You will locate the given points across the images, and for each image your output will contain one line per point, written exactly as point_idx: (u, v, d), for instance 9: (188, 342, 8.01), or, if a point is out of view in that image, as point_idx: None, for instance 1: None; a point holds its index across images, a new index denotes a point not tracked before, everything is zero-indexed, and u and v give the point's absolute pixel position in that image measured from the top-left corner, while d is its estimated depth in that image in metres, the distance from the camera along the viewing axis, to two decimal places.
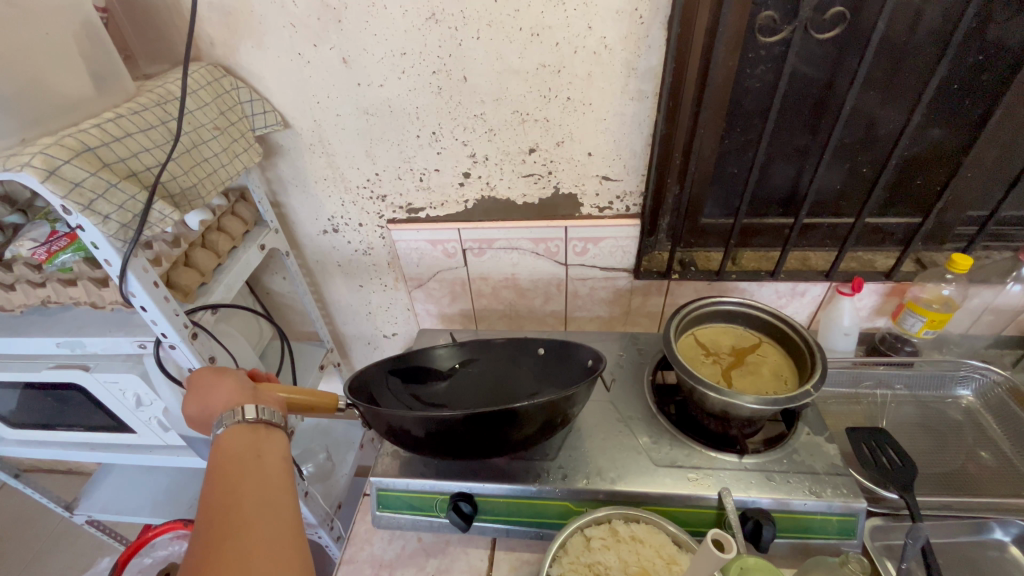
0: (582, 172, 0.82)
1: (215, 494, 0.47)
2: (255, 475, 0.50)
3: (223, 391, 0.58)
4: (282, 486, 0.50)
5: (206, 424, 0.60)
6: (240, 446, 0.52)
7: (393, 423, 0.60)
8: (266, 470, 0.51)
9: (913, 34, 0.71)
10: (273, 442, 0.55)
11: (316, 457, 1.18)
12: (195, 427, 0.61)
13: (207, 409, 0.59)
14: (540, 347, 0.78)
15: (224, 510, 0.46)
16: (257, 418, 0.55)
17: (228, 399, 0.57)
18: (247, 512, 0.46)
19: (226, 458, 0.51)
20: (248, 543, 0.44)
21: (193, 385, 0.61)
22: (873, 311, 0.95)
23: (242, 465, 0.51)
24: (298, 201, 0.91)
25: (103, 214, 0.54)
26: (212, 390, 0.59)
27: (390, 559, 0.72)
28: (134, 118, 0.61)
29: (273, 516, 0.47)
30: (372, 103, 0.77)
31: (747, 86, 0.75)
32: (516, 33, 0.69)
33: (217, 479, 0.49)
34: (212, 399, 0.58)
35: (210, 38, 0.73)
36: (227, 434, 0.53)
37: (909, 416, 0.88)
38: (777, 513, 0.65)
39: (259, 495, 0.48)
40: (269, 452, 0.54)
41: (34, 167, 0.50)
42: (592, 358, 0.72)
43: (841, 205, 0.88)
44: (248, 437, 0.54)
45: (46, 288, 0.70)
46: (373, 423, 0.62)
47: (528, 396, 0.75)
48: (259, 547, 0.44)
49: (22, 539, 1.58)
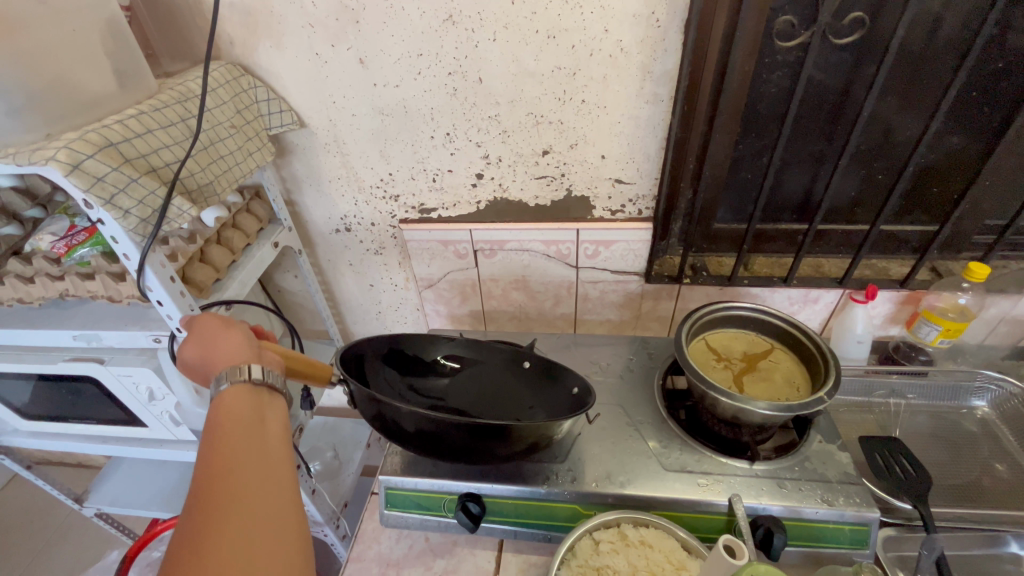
0: (595, 174, 0.82)
1: (210, 463, 0.43)
2: (255, 445, 0.45)
3: (229, 345, 0.55)
4: (283, 467, 0.45)
5: (203, 374, 0.56)
6: (243, 409, 0.48)
7: (386, 412, 0.61)
8: (267, 440, 0.47)
9: (932, 41, 0.70)
10: (275, 408, 0.51)
11: (324, 455, 1.21)
12: (192, 372, 0.58)
13: (208, 359, 0.55)
14: (525, 361, 0.77)
15: (219, 483, 0.41)
16: (262, 379, 0.51)
17: (232, 353, 0.54)
18: (246, 489, 0.42)
19: (226, 421, 0.47)
20: (246, 524, 0.40)
21: (197, 332, 0.58)
22: (887, 320, 0.94)
23: (241, 432, 0.46)
24: (312, 199, 0.91)
25: (123, 209, 0.55)
26: (217, 341, 0.56)
27: (397, 559, 0.71)
28: (155, 114, 0.62)
29: (274, 497, 0.42)
30: (388, 103, 0.78)
31: (763, 91, 0.75)
32: (533, 36, 0.70)
33: (213, 446, 0.44)
34: (215, 351, 0.55)
35: (230, 38, 0.74)
36: (229, 393, 0.49)
37: (923, 426, 0.87)
38: (788, 521, 0.64)
39: (259, 478, 0.43)
40: (273, 420, 0.50)
41: (59, 161, 0.51)
42: (578, 386, 0.71)
43: (856, 211, 0.87)
44: (251, 399, 0.49)
45: (64, 282, 0.71)
46: (361, 404, 0.63)
47: (517, 401, 0.75)
48: (257, 531, 0.40)
49: (30, 530, 1.60)
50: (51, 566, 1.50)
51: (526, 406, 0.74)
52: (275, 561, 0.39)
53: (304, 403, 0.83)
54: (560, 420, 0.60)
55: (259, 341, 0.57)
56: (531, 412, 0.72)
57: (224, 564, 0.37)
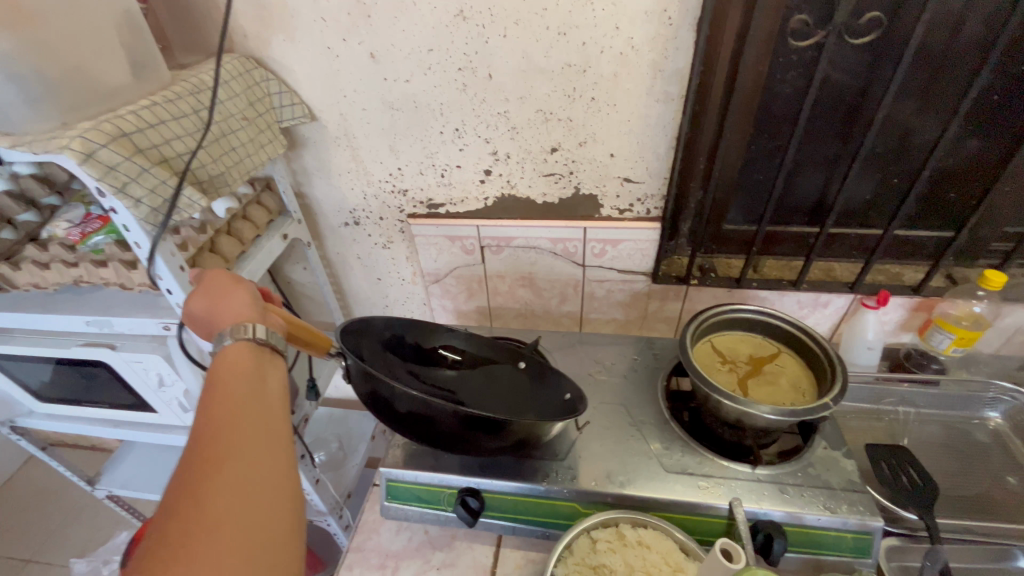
0: (603, 173, 0.82)
1: (208, 416, 0.44)
2: (252, 400, 0.46)
3: (236, 301, 0.56)
4: (284, 444, 0.45)
5: (207, 327, 0.57)
6: (244, 365, 0.49)
7: (380, 389, 0.62)
8: (264, 396, 0.48)
9: (953, 42, 0.68)
10: (275, 367, 0.52)
11: (329, 446, 1.22)
12: (196, 325, 0.58)
13: (213, 314, 0.56)
14: (522, 361, 0.79)
15: (219, 449, 0.41)
16: (265, 340, 0.52)
17: (237, 309, 0.55)
18: (242, 443, 0.42)
19: (227, 375, 0.48)
20: (241, 475, 0.40)
21: (205, 285, 0.59)
22: (899, 327, 0.92)
23: (241, 387, 0.47)
24: (322, 192, 0.92)
25: (135, 198, 0.56)
26: (224, 297, 0.57)
27: (396, 551, 0.72)
28: (169, 105, 0.63)
29: (270, 451, 0.43)
30: (398, 98, 0.78)
31: (777, 91, 0.74)
32: (543, 32, 0.69)
33: (212, 400, 0.45)
34: (222, 306, 0.56)
35: (244, 31, 0.75)
36: (232, 348, 0.50)
37: (933, 435, 0.85)
38: (789, 527, 0.64)
39: (259, 451, 0.43)
40: (273, 377, 0.51)
41: (73, 150, 0.52)
42: (570, 393, 0.72)
43: (870, 216, 0.85)
44: (253, 356, 0.51)
45: (79, 268, 0.72)
46: (355, 379, 0.65)
47: (513, 394, 0.74)
48: (252, 482, 0.40)
49: (45, 510, 1.64)
50: (64, 546, 1.54)
51: (527, 398, 0.73)
52: (269, 512, 0.40)
53: (310, 393, 0.84)
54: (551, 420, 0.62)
55: (264, 302, 0.58)
56: (529, 403, 0.72)
57: (218, 514, 0.38)
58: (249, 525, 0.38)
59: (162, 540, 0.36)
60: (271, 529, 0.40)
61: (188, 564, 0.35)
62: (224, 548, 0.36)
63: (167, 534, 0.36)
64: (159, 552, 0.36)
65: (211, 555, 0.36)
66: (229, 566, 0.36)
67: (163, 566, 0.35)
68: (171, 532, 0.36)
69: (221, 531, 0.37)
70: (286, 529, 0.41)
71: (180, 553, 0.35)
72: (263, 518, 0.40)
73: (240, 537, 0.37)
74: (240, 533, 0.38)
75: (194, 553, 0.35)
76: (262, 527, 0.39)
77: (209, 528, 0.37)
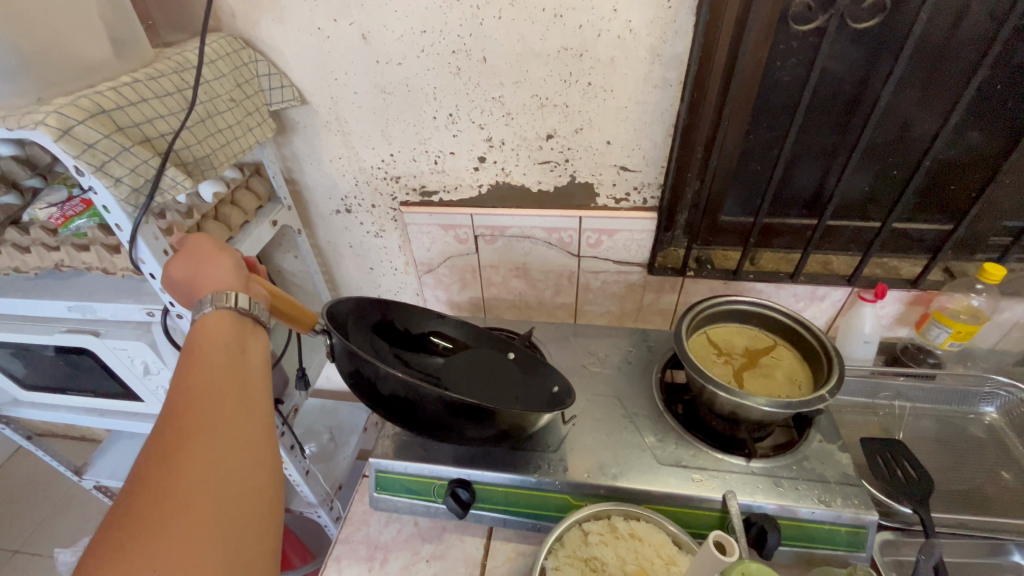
0: (599, 161, 0.81)
1: (184, 386, 0.42)
2: (231, 372, 0.45)
3: (218, 270, 0.54)
4: (261, 420, 0.44)
5: (187, 294, 0.56)
6: (224, 336, 0.48)
7: (363, 369, 0.61)
8: (244, 371, 0.46)
9: (955, 31, 0.67)
10: (257, 339, 0.51)
11: (320, 437, 1.21)
12: (176, 292, 0.57)
13: (195, 281, 0.55)
14: (511, 352, 0.78)
15: (195, 421, 0.40)
16: (247, 310, 0.51)
17: (219, 278, 0.53)
18: (218, 416, 0.41)
19: (205, 344, 0.47)
20: (217, 447, 0.39)
21: (187, 251, 0.58)
22: (895, 320, 0.92)
23: (219, 359, 0.46)
24: (312, 178, 0.90)
25: (115, 176, 0.54)
26: (207, 264, 0.55)
27: (385, 542, 0.71)
28: (151, 83, 0.61)
29: (248, 425, 0.42)
30: (390, 82, 0.76)
31: (776, 79, 0.72)
32: (539, 14, 0.68)
33: (189, 371, 0.44)
34: (204, 273, 0.54)
35: (231, 10, 0.73)
36: (212, 317, 0.49)
37: (928, 430, 0.85)
38: (783, 520, 0.63)
39: (236, 426, 0.41)
40: (253, 350, 0.50)
41: (48, 126, 0.50)
42: (559, 386, 0.71)
43: (869, 208, 0.84)
44: (232, 328, 0.49)
45: (60, 252, 0.70)
46: (339, 358, 0.63)
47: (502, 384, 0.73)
48: (229, 454, 0.39)
49: (32, 501, 1.63)
50: (51, 537, 1.53)
51: (517, 387, 0.73)
52: (247, 488, 0.39)
53: (299, 382, 0.83)
54: (539, 412, 0.62)
55: (248, 272, 0.57)
56: (512, 395, 0.70)
57: (192, 484, 0.37)
58: (225, 498, 0.37)
59: (131, 509, 0.35)
60: (247, 502, 0.39)
61: (159, 534, 0.34)
62: (197, 519, 0.35)
63: (135, 504, 0.35)
64: (128, 520, 0.34)
65: (183, 528, 0.34)
66: (201, 539, 0.35)
67: (132, 534, 0.34)
68: (142, 500, 0.35)
69: (195, 502, 0.36)
70: (263, 504, 0.40)
71: (151, 523, 0.34)
72: (240, 491, 0.39)
73: (214, 509, 0.36)
74: (214, 505, 0.37)
75: (165, 523, 0.34)
76: (239, 501, 0.38)
77: (182, 498, 0.36)
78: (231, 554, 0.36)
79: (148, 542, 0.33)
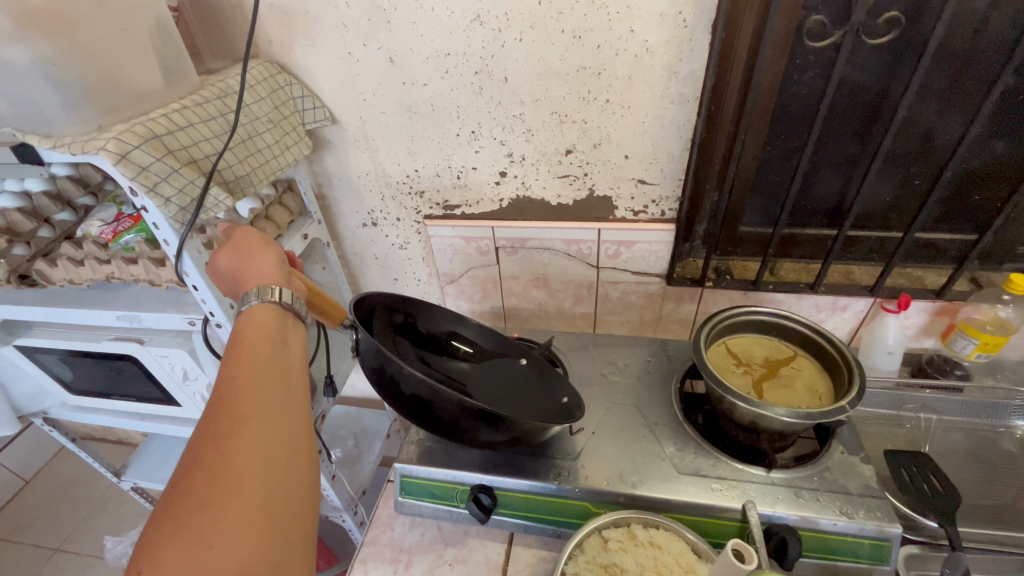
0: (617, 174, 0.82)
1: (232, 374, 0.46)
2: (273, 365, 0.48)
3: (263, 263, 0.58)
4: (300, 410, 0.47)
5: (232, 283, 0.60)
6: (268, 328, 0.51)
7: (387, 367, 0.64)
8: (285, 363, 0.49)
9: (975, 42, 0.68)
10: (297, 332, 0.55)
11: (345, 443, 1.24)
12: (220, 279, 0.61)
13: (241, 272, 0.58)
14: (523, 358, 0.81)
15: (242, 410, 0.43)
16: (289, 305, 0.55)
17: (264, 271, 0.57)
18: (263, 405, 0.44)
19: (252, 335, 0.50)
20: (262, 433, 0.42)
21: (235, 243, 0.62)
22: (920, 331, 0.90)
23: (264, 351, 0.49)
24: (341, 194, 0.95)
25: (165, 196, 0.58)
26: (252, 257, 0.59)
27: (409, 545, 0.73)
28: (197, 109, 0.66)
29: (289, 413, 0.45)
30: (416, 101, 0.80)
31: (793, 92, 0.74)
32: (558, 36, 0.70)
33: (236, 362, 0.47)
34: (250, 266, 0.58)
35: (269, 37, 0.78)
36: (258, 309, 0.52)
37: (957, 443, 0.83)
38: (804, 531, 0.63)
39: (279, 416, 0.44)
40: (293, 342, 0.53)
41: (109, 151, 0.55)
42: (569, 397, 0.73)
43: (891, 218, 0.84)
44: (276, 319, 0.53)
45: (111, 265, 0.75)
46: (363, 354, 0.67)
47: (515, 391, 0.76)
48: (273, 440, 0.43)
49: (72, 501, 1.70)
50: (90, 536, 1.60)
51: (539, 394, 0.75)
52: (288, 474, 0.42)
53: (327, 390, 0.86)
54: (550, 424, 0.64)
55: (289, 268, 0.61)
56: (522, 402, 0.73)
57: (241, 469, 0.40)
58: (270, 484, 0.41)
59: (187, 486, 0.39)
60: (290, 485, 0.42)
61: (213, 512, 0.37)
62: (247, 499, 0.39)
63: (191, 484, 0.39)
64: (186, 497, 0.38)
65: (233, 510, 0.38)
66: (249, 519, 0.38)
67: (190, 510, 0.37)
68: (197, 479, 0.39)
69: (244, 483, 0.39)
70: (303, 487, 0.43)
71: (205, 503, 0.38)
72: (283, 475, 0.42)
73: (261, 491, 0.40)
74: (261, 489, 0.40)
75: (218, 503, 0.38)
76: (283, 485, 0.41)
77: (233, 479, 0.39)
78: (273, 536, 0.39)
79: (204, 519, 0.37)
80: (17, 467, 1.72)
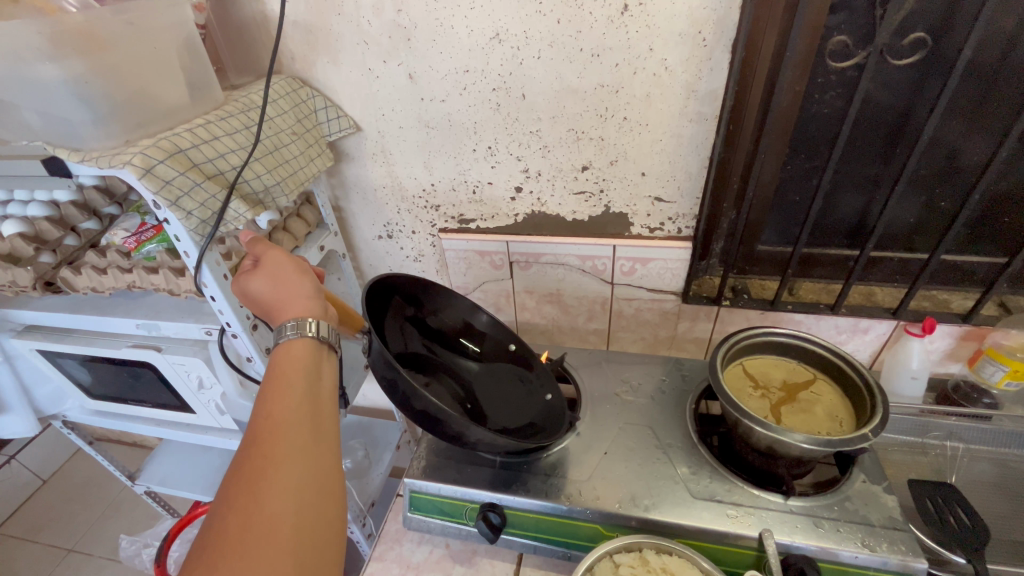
0: (634, 191, 0.82)
1: (268, 410, 0.46)
2: (307, 400, 0.48)
3: (299, 292, 0.58)
4: (331, 449, 0.47)
5: (266, 308, 0.59)
6: (303, 362, 0.52)
7: (398, 382, 0.63)
8: (317, 397, 0.50)
9: (1005, 61, 0.66)
10: (329, 364, 0.55)
11: (355, 453, 1.24)
12: (251, 301, 0.61)
13: (275, 299, 0.58)
14: (511, 343, 0.81)
15: (276, 450, 0.43)
16: (325, 338, 0.55)
17: (302, 300, 0.57)
18: (296, 445, 0.44)
19: (288, 369, 0.51)
20: (295, 474, 0.43)
21: (269, 266, 0.61)
22: (946, 356, 0.88)
23: (299, 385, 0.50)
24: (358, 206, 0.96)
25: (186, 210, 0.60)
26: (286, 283, 0.59)
27: (417, 562, 0.72)
28: (221, 124, 0.67)
29: (321, 453, 0.46)
30: (434, 117, 0.81)
31: (815, 111, 0.73)
32: (578, 54, 0.71)
33: (271, 396, 0.47)
34: (285, 293, 0.58)
35: (292, 54, 0.79)
36: (297, 342, 0.53)
37: (984, 474, 0.80)
38: (823, 563, 0.61)
39: (313, 455, 0.45)
40: (327, 373, 0.54)
41: (134, 165, 0.56)
42: (552, 394, 0.77)
43: (915, 239, 0.82)
44: (310, 351, 0.53)
45: (133, 274, 0.76)
46: (374, 360, 0.66)
47: (514, 396, 0.77)
48: (306, 482, 0.43)
49: (86, 501, 1.73)
50: (101, 538, 1.62)
51: (529, 404, 0.76)
52: (318, 517, 0.43)
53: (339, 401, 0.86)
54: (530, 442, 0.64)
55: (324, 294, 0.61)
56: (518, 410, 0.76)
57: (274, 512, 0.40)
58: (300, 526, 0.41)
59: (223, 527, 0.40)
60: (319, 529, 0.42)
61: (246, 558, 0.38)
62: (278, 543, 0.39)
63: (227, 526, 0.40)
64: (221, 538, 0.39)
65: (264, 554, 0.38)
66: (279, 565, 0.39)
67: (223, 554, 0.38)
68: (233, 522, 0.40)
69: (277, 527, 0.40)
70: (331, 530, 0.43)
71: (240, 545, 0.39)
72: (313, 518, 0.42)
73: (292, 536, 0.40)
74: (291, 533, 0.40)
75: (251, 548, 0.39)
76: (312, 528, 0.42)
77: (266, 523, 0.40)
78: None
79: (238, 562, 0.38)
80: (35, 466, 1.76)
